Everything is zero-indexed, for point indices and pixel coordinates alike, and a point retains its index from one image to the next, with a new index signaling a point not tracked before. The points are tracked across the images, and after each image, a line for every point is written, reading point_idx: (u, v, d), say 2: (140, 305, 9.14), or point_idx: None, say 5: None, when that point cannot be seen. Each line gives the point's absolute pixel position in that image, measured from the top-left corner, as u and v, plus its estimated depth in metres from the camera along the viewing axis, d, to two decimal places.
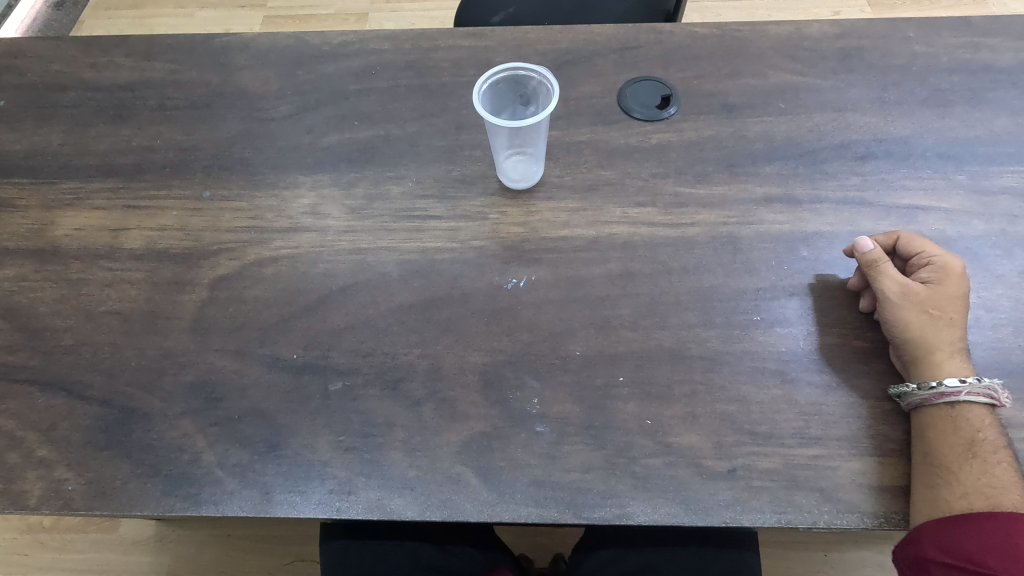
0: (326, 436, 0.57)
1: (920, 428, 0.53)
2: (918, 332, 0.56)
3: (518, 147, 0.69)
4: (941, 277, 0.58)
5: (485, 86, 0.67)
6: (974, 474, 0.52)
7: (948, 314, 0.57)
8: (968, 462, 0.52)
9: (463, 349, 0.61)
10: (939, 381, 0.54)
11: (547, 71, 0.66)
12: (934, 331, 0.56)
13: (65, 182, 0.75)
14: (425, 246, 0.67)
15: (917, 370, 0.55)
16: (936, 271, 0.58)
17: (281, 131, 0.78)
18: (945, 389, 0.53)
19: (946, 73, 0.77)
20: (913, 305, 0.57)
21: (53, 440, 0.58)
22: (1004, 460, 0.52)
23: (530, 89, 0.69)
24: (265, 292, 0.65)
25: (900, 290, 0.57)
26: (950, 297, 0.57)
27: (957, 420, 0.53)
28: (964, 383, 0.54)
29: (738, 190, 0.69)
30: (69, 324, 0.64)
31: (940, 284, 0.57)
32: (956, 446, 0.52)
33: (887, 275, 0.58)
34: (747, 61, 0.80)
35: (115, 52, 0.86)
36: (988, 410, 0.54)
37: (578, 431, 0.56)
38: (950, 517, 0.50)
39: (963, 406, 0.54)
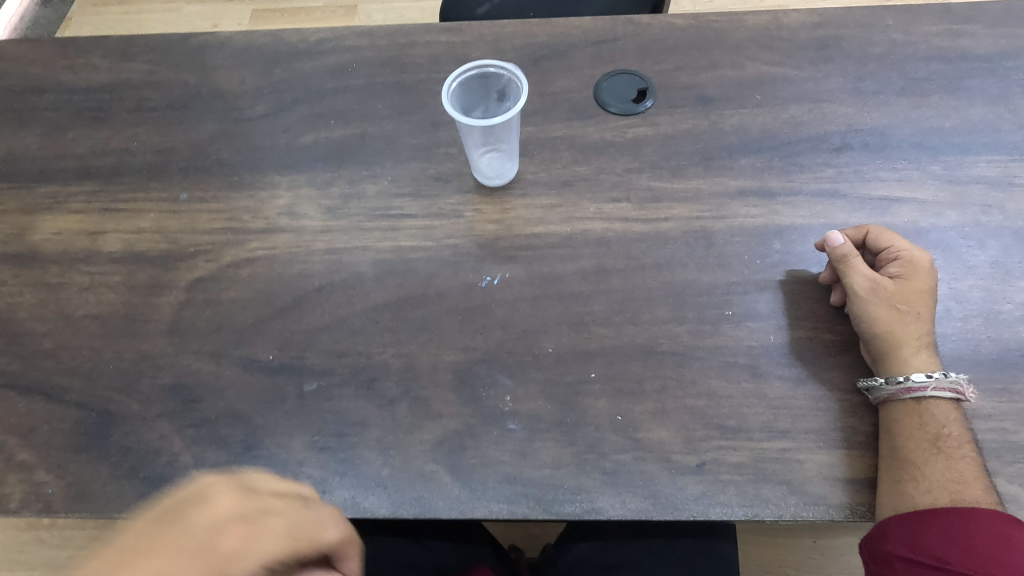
0: (300, 436, 0.57)
1: (887, 423, 0.54)
2: (887, 328, 0.56)
3: (492, 144, 0.69)
4: (909, 272, 0.58)
5: (454, 86, 0.67)
6: (938, 469, 0.52)
7: (917, 308, 0.57)
8: (933, 456, 0.52)
9: (437, 348, 0.61)
10: (907, 376, 0.54)
11: (515, 68, 0.65)
12: (902, 326, 0.56)
13: (43, 186, 0.75)
14: (400, 245, 0.68)
15: (885, 363, 0.55)
16: (904, 265, 0.58)
17: (258, 131, 0.78)
18: (912, 384, 0.54)
19: (925, 61, 0.76)
20: (881, 300, 0.57)
21: (33, 444, 0.59)
22: (967, 455, 0.52)
23: (501, 87, 0.68)
24: (241, 293, 0.66)
25: (869, 285, 0.57)
26: (918, 291, 0.57)
27: (923, 415, 0.54)
28: (931, 378, 0.54)
29: (713, 183, 0.69)
30: (48, 328, 0.65)
31: (908, 279, 0.57)
32: (921, 441, 0.53)
33: (857, 270, 0.58)
34: (724, 52, 0.79)
35: (92, 53, 0.86)
36: (954, 404, 0.54)
37: (549, 428, 0.56)
38: (913, 514, 0.51)
39: (930, 400, 0.54)
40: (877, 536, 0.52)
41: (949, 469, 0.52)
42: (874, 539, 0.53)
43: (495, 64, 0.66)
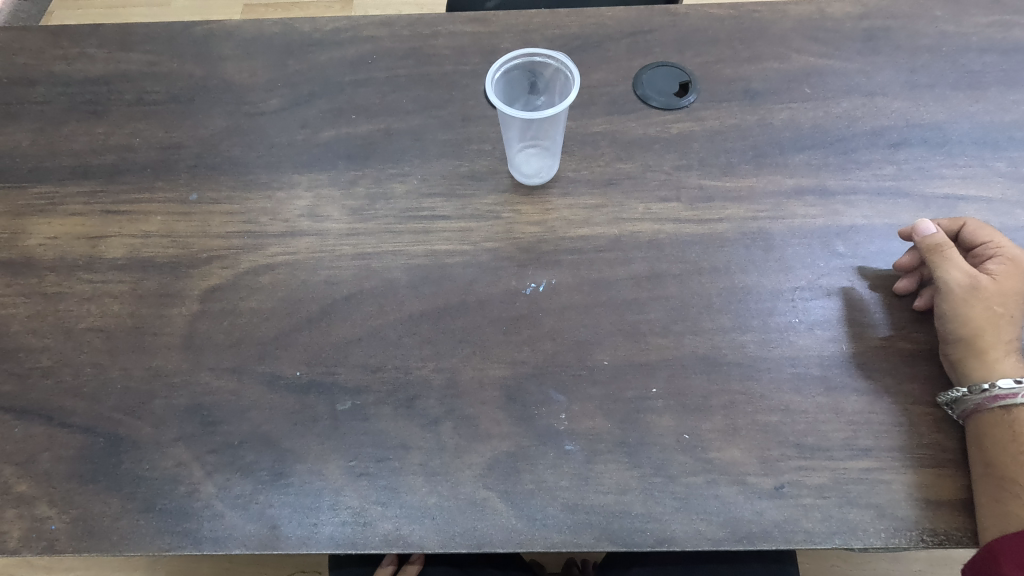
0: (336, 461, 0.52)
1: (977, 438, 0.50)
2: (976, 329, 0.53)
3: (532, 140, 0.65)
4: (1007, 273, 0.54)
5: (499, 73, 0.62)
6: None
7: (1011, 310, 0.54)
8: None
9: (481, 361, 0.56)
10: (993, 383, 0.51)
11: (565, 59, 0.61)
12: (994, 327, 0.53)
13: (36, 187, 0.68)
14: (434, 249, 0.62)
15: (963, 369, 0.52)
16: (1002, 263, 0.55)
17: (272, 126, 0.72)
18: (999, 392, 0.50)
19: (977, 54, 0.73)
20: (977, 296, 0.53)
21: (33, 474, 0.52)
22: None
23: (548, 78, 0.64)
24: (262, 303, 0.60)
25: (962, 278, 0.54)
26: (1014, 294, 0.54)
27: (1016, 427, 0.50)
28: (1020, 386, 0.50)
29: (767, 181, 0.65)
30: (46, 344, 0.58)
31: (1006, 279, 0.54)
32: (1017, 455, 0.49)
33: (947, 263, 0.55)
34: (768, 43, 0.75)
35: (86, 43, 0.79)
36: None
37: (611, 449, 0.52)
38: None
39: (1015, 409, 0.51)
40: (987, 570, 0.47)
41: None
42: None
43: (543, 53, 0.62)
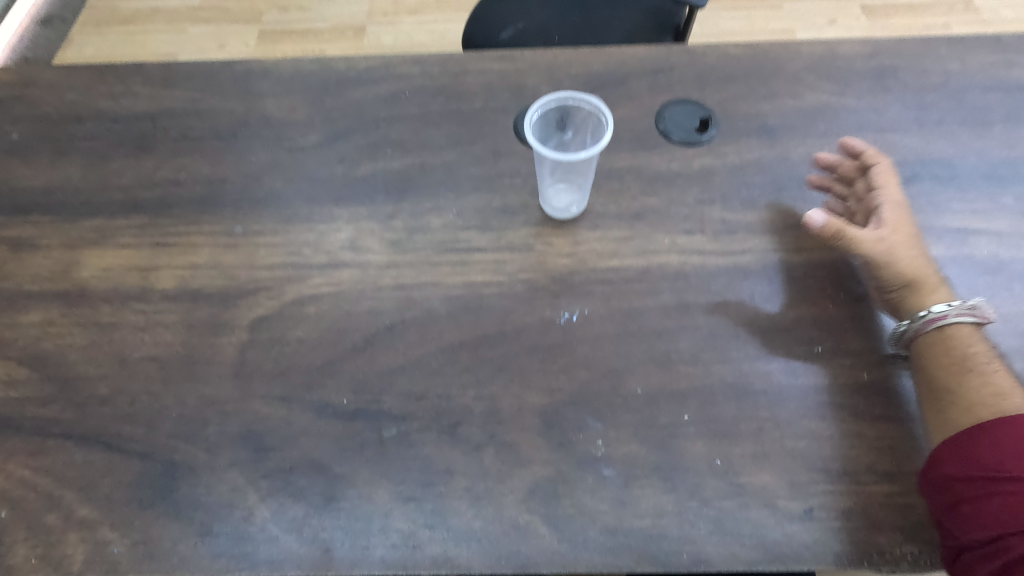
0: (384, 486, 0.54)
1: (942, 386, 0.55)
2: (902, 271, 0.60)
3: (569, 177, 0.68)
4: (896, 214, 0.64)
5: (535, 114, 0.67)
6: (976, 386, 0.55)
7: (918, 248, 0.62)
8: (1002, 426, 0.52)
9: (520, 389, 0.59)
10: (927, 309, 0.59)
11: (598, 104, 0.66)
12: (914, 264, 0.61)
13: (88, 220, 0.71)
14: (471, 280, 0.65)
15: (908, 310, 0.60)
16: (892, 215, 0.64)
17: (312, 161, 0.75)
18: (934, 315, 0.58)
19: (982, 91, 0.77)
20: (891, 247, 0.61)
21: (94, 499, 0.55)
22: (999, 369, 0.56)
23: (581, 120, 0.69)
24: (308, 333, 0.63)
25: (874, 240, 0.62)
26: (909, 231, 0.63)
27: (950, 341, 0.58)
28: (950, 307, 0.58)
29: (787, 215, 0.68)
30: (102, 372, 0.61)
31: (897, 221, 0.64)
32: (949, 364, 0.56)
33: (850, 234, 0.62)
34: (783, 81, 0.79)
35: (132, 80, 0.83)
36: (977, 336, 0.59)
37: (647, 473, 0.54)
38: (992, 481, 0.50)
39: (976, 357, 0.57)
40: (943, 505, 0.50)
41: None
42: (937, 514, 0.51)
43: (576, 97, 0.67)
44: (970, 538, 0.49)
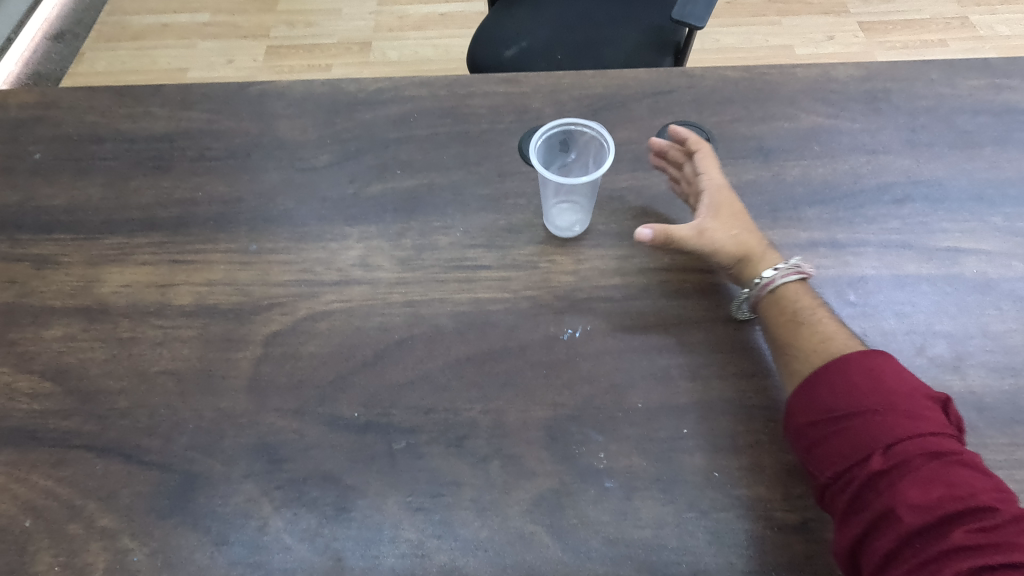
0: (394, 497, 0.57)
1: (781, 341, 0.61)
2: (735, 249, 0.66)
3: (577, 197, 0.71)
4: (721, 198, 0.69)
5: (539, 138, 0.71)
6: (806, 335, 0.60)
7: (746, 225, 0.68)
8: (828, 367, 0.56)
9: (525, 404, 0.61)
10: (760, 277, 0.64)
11: (599, 129, 0.69)
12: (745, 240, 0.66)
13: (108, 238, 0.74)
14: (477, 297, 0.68)
15: (747, 279, 0.65)
16: (713, 199, 0.69)
17: (323, 181, 0.78)
18: (767, 281, 0.63)
19: (972, 114, 0.79)
20: (720, 232, 0.66)
21: (114, 508, 0.57)
22: (824, 315, 0.61)
23: (582, 143, 0.73)
24: (320, 348, 0.65)
25: (702, 232, 0.66)
26: (732, 210, 0.68)
27: (782, 300, 0.63)
28: (777, 270, 0.64)
29: (783, 234, 0.71)
30: (122, 386, 0.63)
31: (718, 204, 0.68)
32: (783, 322, 0.62)
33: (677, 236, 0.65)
34: (779, 104, 0.82)
35: (150, 102, 0.86)
36: (806, 288, 0.64)
37: (647, 485, 0.56)
38: (831, 420, 0.54)
39: (805, 307, 0.62)
40: (802, 452, 0.55)
41: (865, 374, 0.55)
42: (804, 461, 0.55)
43: (578, 122, 0.70)
44: (825, 477, 0.53)
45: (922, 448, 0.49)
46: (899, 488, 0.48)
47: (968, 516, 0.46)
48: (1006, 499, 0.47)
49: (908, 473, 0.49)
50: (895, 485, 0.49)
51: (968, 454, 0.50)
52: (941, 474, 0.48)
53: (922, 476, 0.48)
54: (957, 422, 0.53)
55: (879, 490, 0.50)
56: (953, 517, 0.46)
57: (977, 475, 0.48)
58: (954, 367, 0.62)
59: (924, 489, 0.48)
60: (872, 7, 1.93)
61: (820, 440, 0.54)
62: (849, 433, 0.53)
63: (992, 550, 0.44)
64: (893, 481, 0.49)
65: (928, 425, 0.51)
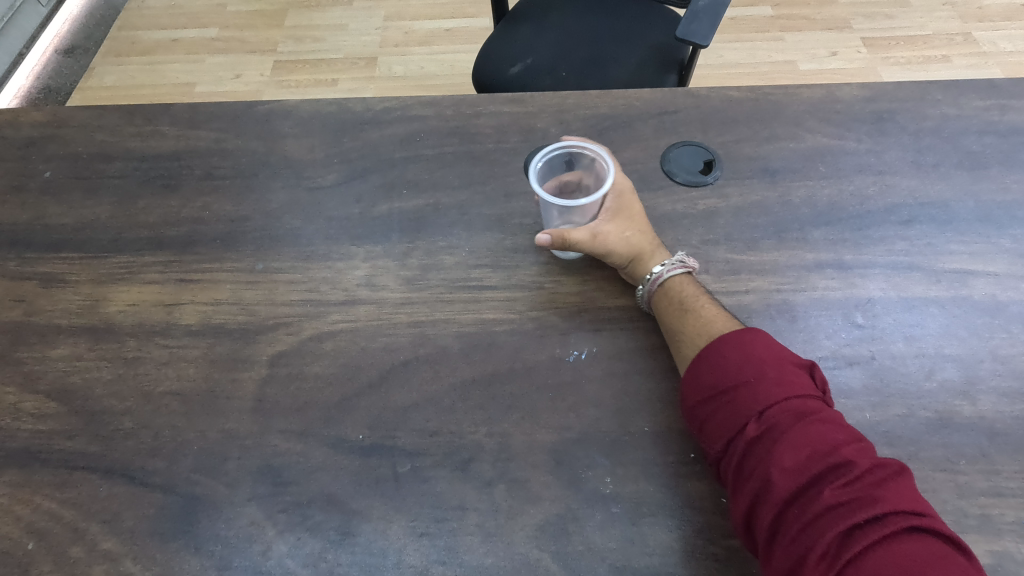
0: (398, 521, 0.56)
1: (672, 328, 0.64)
2: (630, 250, 0.67)
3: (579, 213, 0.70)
4: (622, 198, 0.70)
5: (541, 158, 0.71)
6: (694, 323, 0.63)
7: (641, 226, 0.70)
8: (710, 348, 0.59)
9: (531, 426, 0.60)
10: (651, 273, 0.66)
11: (600, 149, 0.70)
12: (639, 241, 0.68)
13: (115, 256, 0.74)
14: (483, 318, 0.68)
15: (639, 277, 0.68)
16: (614, 200, 0.70)
17: (330, 200, 0.78)
18: (657, 276, 0.66)
19: (978, 135, 0.79)
20: (615, 234, 0.68)
21: (117, 531, 0.57)
22: (706, 302, 0.65)
23: (583, 166, 0.73)
24: (326, 368, 0.65)
25: (598, 235, 0.67)
26: (629, 211, 0.70)
27: (670, 291, 0.66)
28: (664, 266, 0.66)
29: (790, 255, 0.70)
30: (127, 406, 0.63)
31: (618, 205, 0.70)
32: (674, 312, 0.64)
33: (572, 239, 0.67)
34: (784, 124, 0.82)
35: (159, 121, 0.87)
36: (690, 280, 0.67)
37: (654, 511, 0.56)
38: (716, 396, 0.57)
39: (690, 295, 0.65)
40: (697, 430, 0.58)
41: (740, 349, 0.58)
42: (699, 439, 0.58)
43: (580, 143, 0.71)
44: (716, 451, 0.55)
45: (790, 412, 0.53)
46: (774, 454, 0.51)
47: (834, 472, 0.49)
48: (865, 451, 0.50)
49: (780, 438, 0.51)
50: (771, 451, 0.51)
51: (831, 413, 0.53)
52: (807, 436, 0.51)
53: (792, 439, 0.51)
54: (821, 384, 0.57)
55: (759, 458, 0.52)
56: (823, 475, 0.49)
57: (838, 431, 0.51)
58: (964, 392, 0.61)
59: (795, 452, 0.50)
60: (874, 23, 1.94)
61: (709, 416, 0.56)
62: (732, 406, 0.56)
63: (856, 501, 0.47)
64: (769, 448, 0.52)
65: (794, 390, 0.54)
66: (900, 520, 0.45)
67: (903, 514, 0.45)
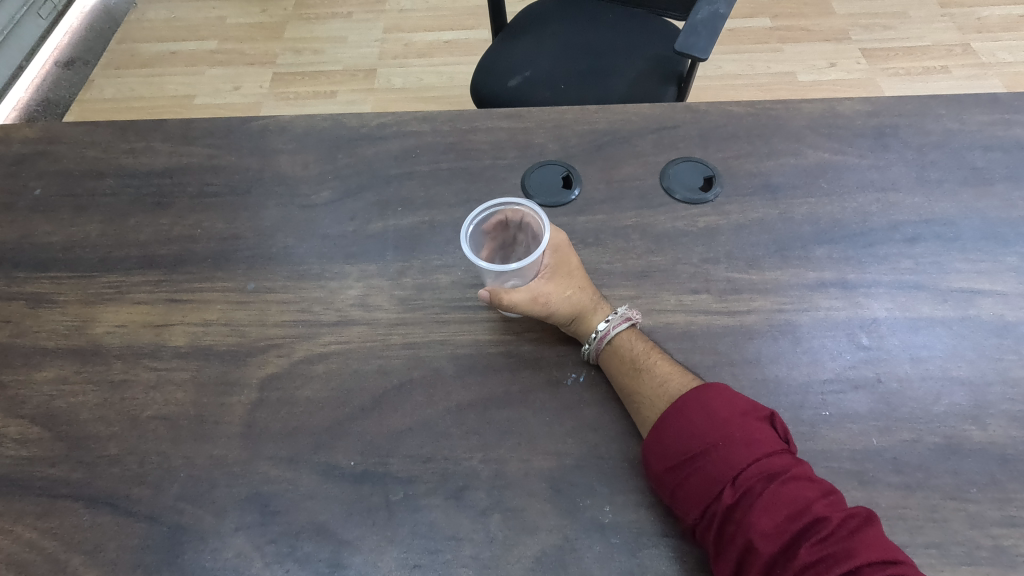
0: (390, 552, 0.54)
1: (628, 391, 0.60)
2: (571, 309, 0.64)
3: (518, 273, 0.65)
4: (559, 255, 0.67)
5: (476, 218, 0.68)
6: (650, 384, 0.60)
7: (581, 283, 0.66)
8: (672, 412, 0.57)
9: (527, 452, 0.59)
10: (595, 332, 0.63)
11: (534, 206, 0.66)
12: (580, 299, 0.65)
13: (104, 276, 0.73)
14: (479, 340, 0.66)
15: (584, 335, 0.64)
16: (552, 256, 0.66)
17: (324, 218, 0.77)
18: (604, 334, 0.63)
19: (983, 150, 0.78)
20: (556, 293, 0.64)
21: (100, 563, 0.55)
22: (658, 358, 0.62)
23: (519, 223, 0.69)
24: (317, 392, 0.63)
25: (538, 294, 0.63)
26: (568, 266, 0.66)
27: (621, 350, 0.62)
28: (608, 322, 0.63)
29: (792, 274, 0.69)
30: (113, 432, 0.62)
31: (557, 262, 0.66)
32: (628, 373, 0.61)
33: (512, 299, 0.62)
34: (785, 140, 0.81)
35: (152, 137, 0.85)
36: (637, 332, 0.64)
37: (654, 541, 0.54)
38: (685, 461, 0.54)
39: (641, 351, 0.62)
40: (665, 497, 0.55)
41: (701, 410, 0.56)
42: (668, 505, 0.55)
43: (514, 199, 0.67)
44: (691, 518, 0.52)
45: (761, 473, 0.51)
46: (751, 520, 0.49)
47: (810, 531, 0.48)
48: (835, 503, 0.49)
49: (754, 502, 0.50)
50: (746, 518, 0.50)
51: (799, 466, 0.52)
52: (777, 496, 0.49)
53: (764, 502, 0.49)
54: (785, 434, 0.55)
55: (736, 524, 0.50)
56: (799, 536, 0.48)
57: (809, 486, 0.50)
58: (974, 417, 0.59)
59: (770, 516, 0.49)
60: (874, 34, 1.94)
61: (679, 483, 0.54)
62: (701, 469, 0.54)
63: (833, 560, 0.46)
64: (745, 514, 0.50)
65: (762, 447, 0.52)
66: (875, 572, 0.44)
67: (878, 565, 0.45)
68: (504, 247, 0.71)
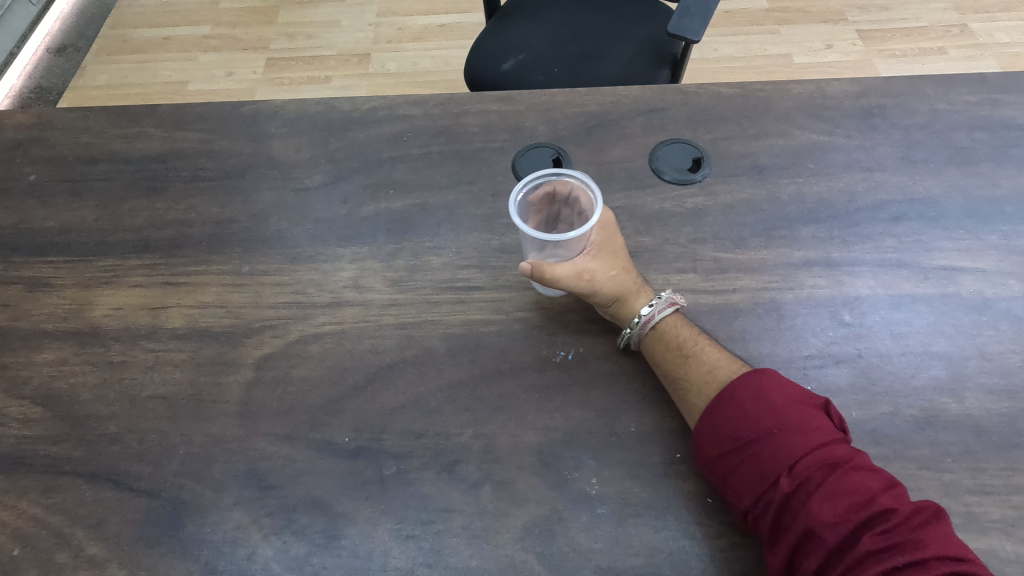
0: (383, 524, 0.56)
1: (673, 375, 0.61)
2: (614, 290, 0.64)
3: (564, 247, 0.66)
4: (605, 234, 0.67)
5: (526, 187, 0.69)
6: (698, 370, 0.60)
7: (623, 264, 0.66)
8: (722, 397, 0.57)
9: (517, 428, 0.60)
10: (640, 316, 0.63)
11: (587, 180, 0.67)
12: (623, 280, 0.65)
13: (101, 260, 0.74)
14: (470, 319, 0.67)
15: (626, 319, 0.64)
16: (600, 234, 0.66)
17: (317, 201, 0.78)
18: (648, 318, 0.63)
19: (969, 130, 0.79)
20: (600, 271, 0.64)
21: (103, 536, 0.57)
22: (706, 345, 0.62)
23: (566, 198, 0.70)
24: (312, 371, 0.65)
25: (582, 271, 0.64)
26: (613, 247, 0.67)
27: (668, 335, 0.63)
28: (653, 307, 0.64)
29: (777, 254, 0.70)
30: (113, 411, 0.63)
31: (603, 240, 0.66)
32: (675, 359, 0.62)
33: (557, 273, 0.63)
34: (772, 121, 0.81)
35: (145, 122, 0.86)
36: (682, 319, 0.65)
37: (639, 512, 0.56)
38: (739, 448, 0.55)
39: (688, 337, 0.63)
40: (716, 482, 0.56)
41: (755, 397, 0.56)
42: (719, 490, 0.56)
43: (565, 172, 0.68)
44: (744, 505, 0.53)
45: (821, 461, 0.51)
46: (811, 508, 0.50)
47: (873, 522, 0.48)
48: (899, 496, 0.50)
49: (815, 491, 0.50)
50: (805, 506, 0.50)
51: (858, 455, 0.52)
52: (839, 485, 0.50)
53: (825, 492, 0.50)
54: (839, 423, 0.55)
55: (795, 512, 0.51)
56: (862, 526, 0.48)
57: (872, 477, 0.50)
58: (952, 390, 0.61)
59: (832, 505, 0.49)
60: (870, 15, 1.93)
61: (733, 469, 0.54)
62: (756, 456, 0.54)
63: (899, 550, 0.46)
64: (804, 502, 0.50)
65: (820, 436, 0.53)
66: (942, 565, 0.45)
67: (944, 559, 0.46)
68: (545, 222, 0.72)
